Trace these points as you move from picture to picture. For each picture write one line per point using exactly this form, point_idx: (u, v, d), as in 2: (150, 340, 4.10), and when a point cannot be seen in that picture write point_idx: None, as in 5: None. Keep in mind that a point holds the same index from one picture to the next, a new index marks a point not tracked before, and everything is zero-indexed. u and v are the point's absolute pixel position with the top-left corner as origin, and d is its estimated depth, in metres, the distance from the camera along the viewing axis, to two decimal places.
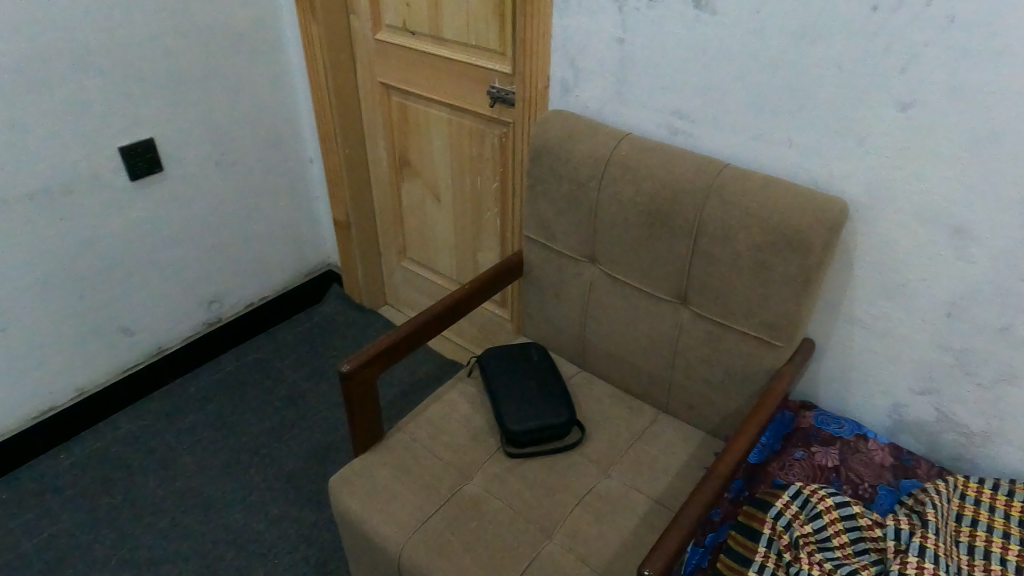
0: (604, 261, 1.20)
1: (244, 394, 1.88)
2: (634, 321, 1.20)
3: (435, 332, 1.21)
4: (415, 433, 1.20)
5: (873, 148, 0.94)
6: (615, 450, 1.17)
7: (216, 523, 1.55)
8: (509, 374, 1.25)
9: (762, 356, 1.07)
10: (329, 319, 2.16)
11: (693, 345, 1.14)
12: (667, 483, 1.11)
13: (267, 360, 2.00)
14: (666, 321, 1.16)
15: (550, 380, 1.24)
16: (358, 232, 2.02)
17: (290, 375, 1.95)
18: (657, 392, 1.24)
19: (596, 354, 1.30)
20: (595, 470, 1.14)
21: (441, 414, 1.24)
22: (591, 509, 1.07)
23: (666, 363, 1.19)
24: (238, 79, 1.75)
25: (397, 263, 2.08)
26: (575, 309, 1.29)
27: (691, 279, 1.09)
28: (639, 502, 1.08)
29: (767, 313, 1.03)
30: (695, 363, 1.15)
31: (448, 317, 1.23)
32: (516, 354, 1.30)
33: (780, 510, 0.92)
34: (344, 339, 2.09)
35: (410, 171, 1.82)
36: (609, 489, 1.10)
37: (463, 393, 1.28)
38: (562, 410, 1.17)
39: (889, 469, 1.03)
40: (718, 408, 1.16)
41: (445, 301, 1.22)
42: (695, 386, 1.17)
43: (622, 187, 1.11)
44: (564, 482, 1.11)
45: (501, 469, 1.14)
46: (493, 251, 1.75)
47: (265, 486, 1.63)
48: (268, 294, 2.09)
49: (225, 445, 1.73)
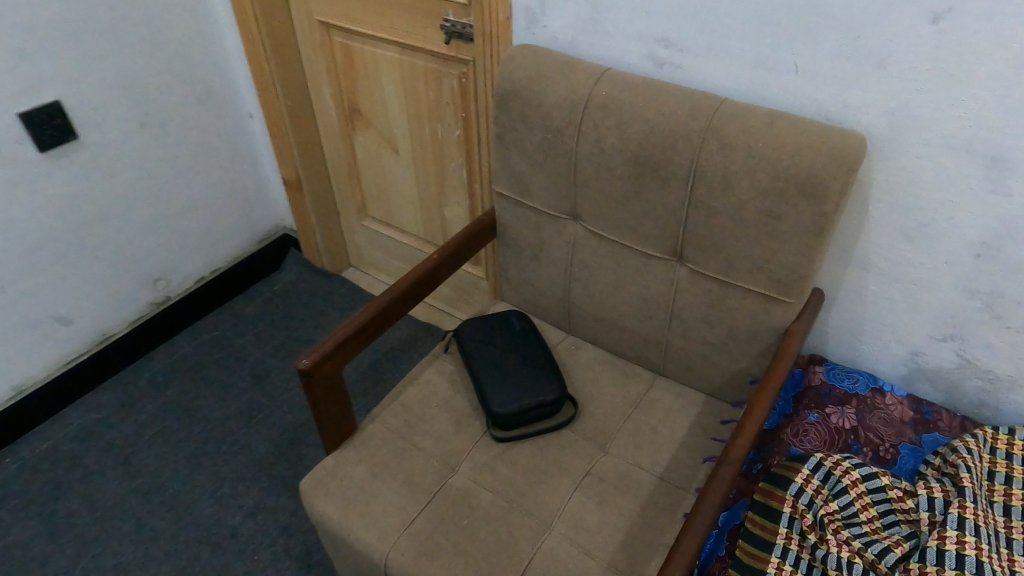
0: (587, 217, 1.06)
1: (204, 377, 1.75)
2: (625, 282, 1.08)
3: (403, 311, 1.08)
4: (391, 422, 1.09)
5: (896, 72, 0.81)
6: (613, 423, 1.07)
7: (187, 520, 1.44)
8: (490, 349, 1.13)
9: (769, 314, 0.96)
10: (289, 287, 2.01)
11: (691, 305, 1.03)
12: (671, 457, 1.02)
13: (227, 338, 1.85)
14: (660, 280, 1.04)
15: (536, 352, 1.12)
16: (312, 192, 1.84)
17: (253, 353, 1.81)
18: (653, 355, 1.13)
19: (583, 317, 1.19)
20: (593, 447, 1.04)
21: (419, 397, 1.12)
22: (592, 492, 0.98)
23: (662, 325, 1.09)
24: (153, 26, 1.52)
25: (358, 222, 1.92)
26: (558, 270, 1.16)
27: (688, 234, 0.97)
28: (642, 481, 0.99)
29: (775, 268, 0.92)
30: (695, 323, 1.05)
31: (417, 294, 1.09)
32: (496, 324, 1.17)
33: (802, 487, 0.84)
34: (308, 308, 1.94)
35: (362, 121, 1.64)
36: (610, 469, 1.01)
37: (441, 372, 1.16)
38: (552, 387, 1.06)
39: (909, 424, 0.96)
40: (721, 370, 1.07)
41: (412, 276, 1.08)
42: (695, 348, 1.07)
43: (605, 133, 0.96)
44: (561, 465, 1.02)
45: (490, 455, 1.04)
46: (461, 205, 1.60)
47: (238, 476, 1.52)
48: (219, 267, 1.92)
49: (189, 435, 1.61)
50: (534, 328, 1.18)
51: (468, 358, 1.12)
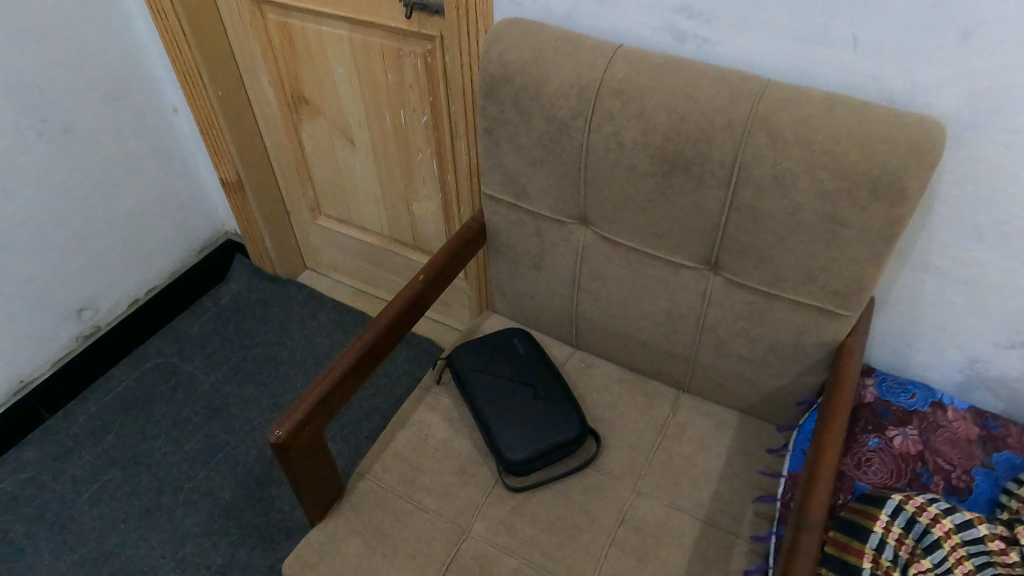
0: (600, 223, 0.90)
1: (151, 414, 1.54)
2: (646, 294, 0.93)
3: (388, 349, 0.90)
4: (384, 478, 0.92)
5: (984, 43, 0.67)
6: (642, 456, 0.94)
7: None
8: (492, 380, 0.97)
9: (820, 327, 0.83)
10: (239, 299, 1.79)
11: (725, 319, 0.89)
12: (712, 493, 0.89)
13: (173, 364, 1.64)
14: (689, 292, 0.90)
15: (546, 380, 0.97)
16: (255, 192, 1.62)
17: (204, 380, 1.60)
18: (677, 372, 1.00)
19: (593, 332, 1.03)
20: (624, 489, 0.90)
21: (414, 444, 0.96)
22: (631, 548, 0.85)
23: (690, 339, 0.95)
24: (43, 12, 1.25)
25: (311, 221, 1.70)
26: (563, 281, 1.00)
27: (725, 240, 0.82)
28: (686, 527, 0.86)
29: (830, 277, 0.78)
30: (730, 338, 0.91)
31: (402, 326, 0.92)
32: (496, 348, 1.01)
33: (882, 538, 0.73)
34: (263, 322, 1.73)
35: (308, 109, 1.41)
36: (646, 516, 0.87)
37: (435, 410, 1.00)
38: (570, 423, 0.92)
39: (977, 443, 0.85)
40: (758, 387, 0.94)
41: (395, 307, 0.91)
42: (729, 364, 0.94)
43: (624, 126, 0.80)
44: (590, 515, 0.88)
45: (505, 508, 0.88)
46: (432, 201, 1.41)
47: (202, 530, 1.33)
48: (156, 285, 1.69)
49: (139, 484, 1.41)
50: (540, 348, 1.02)
51: (468, 393, 0.96)
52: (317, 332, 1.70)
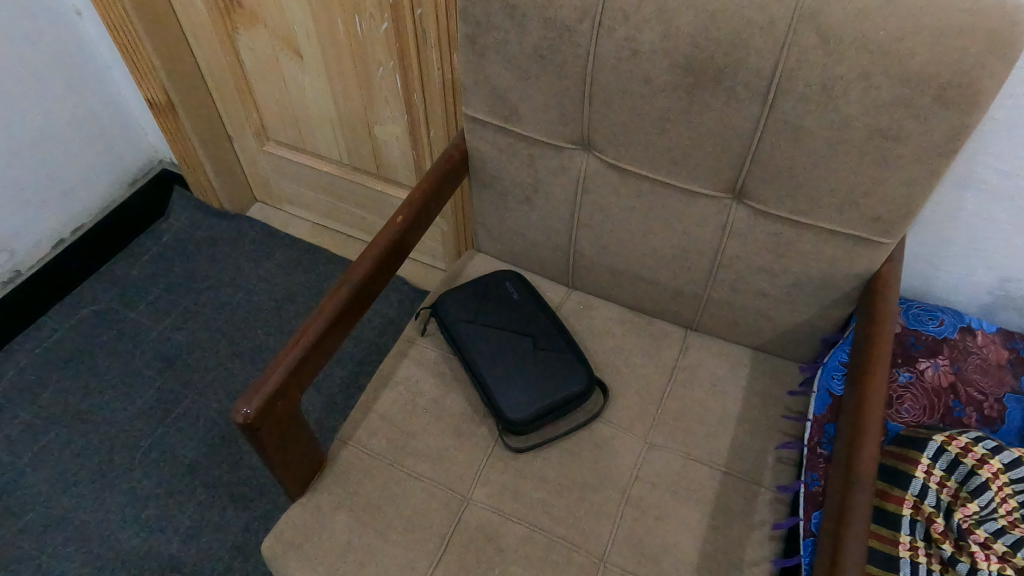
0: (605, 146, 0.78)
1: (94, 368, 1.39)
2: (656, 227, 0.83)
3: (368, 303, 0.78)
4: (370, 444, 0.83)
5: None
6: (651, 404, 0.86)
7: (108, 558, 1.15)
8: (487, 331, 0.88)
9: (854, 259, 0.75)
10: (183, 237, 1.61)
11: (746, 253, 0.80)
12: (729, 440, 0.83)
13: (113, 313, 1.48)
14: (706, 224, 0.79)
15: (547, 329, 0.88)
16: (189, 115, 1.41)
17: (152, 329, 1.45)
18: (686, 310, 0.91)
19: (592, 269, 0.93)
20: (634, 440, 0.83)
21: (400, 404, 0.86)
22: (647, 504, 0.78)
23: (704, 276, 0.85)
24: None
25: (258, 148, 1.52)
26: (559, 214, 0.89)
27: (754, 164, 0.71)
28: (703, 478, 0.80)
29: (874, 204, 0.68)
30: (749, 274, 0.82)
31: (381, 276, 0.80)
32: (487, 295, 0.91)
33: (925, 483, 0.66)
34: (213, 262, 1.57)
35: (243, 15, 1.21)
36: (661, 469, 0.81)
37: (422, 365, 0.90)
38: (576, 375, 0.84)
39: (1007, 369, 0.80)
40: (776, 324, 0.86)
41: (373, 254, 0.78)
42: (745, 302, 0.85)
43: (641, 25, 0.66)
44: (601, 473, 0.80)
45: (508, 470, 0.81)
46: (396, 122, 1.25)
47: (164, 492, 1.23)
48: (83, 224, 1.50)
49: (88, 445, 1.28)
50: (536, 294, 0.93)
51: (460, 347, 0.87)
52: (274, 271, 1.56)
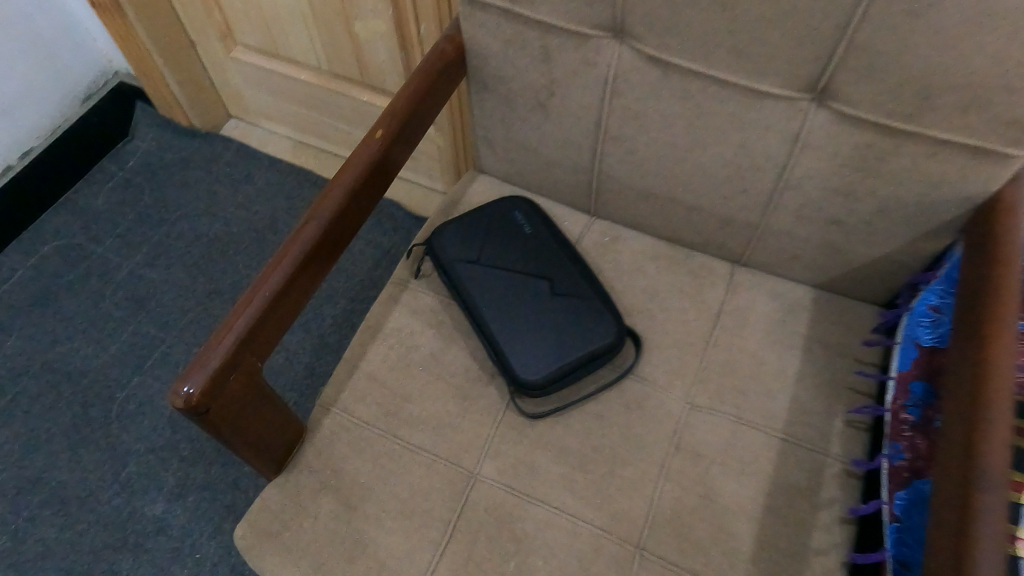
0: (646, 33, 0.59)
1: (61, 311, 1.25)
2: (704, 140, 0.65)
3: (342, 244, 0.63)
4: (359, 412, 0.70)
5: None
6: (692, 357, 0.72)
7: (88, 521, 1.06)
8: (493, 274, 0.72)
9: (968, 181, 0.57)
10: (150, 161, 1.43)
11: (821, 172, 0.63)
12: (788, 399, 0.69)
13: (78, 248, 1.32)
14: (772, 135, 0.62)
15: (566, 269, 0.73)
16: (140, 16, 1.20)
17: (122, 266, 1.31)
18: (733, 241, 0.75)
19: (619, 193, 0.77)
20: (673, 402, 0.69)
21: (392, 361, 0.72)
22: (690, 481, 0.65)
23: (762, 200, 0.69)
24: None
25: (225, 53, 1.31)
26: (581, 125, 0.71)
27: (850, 50, 0.53)
28: (757, 447, 0.67)
29: (1013, 105, 0.50)
30: (822, 199, 0.65)
31: (359, 209, 0.63)
32: (493, 229, 0.76)
33: None
34: (186, 188, 1.40)
35: None
36: (707, 437, 0.67)
37: (417, 314, 0.75)
38: (603, 326, 0.69)
39: None
40: (846, 260, 0.70)
41: (346, 182, 0.61)
42: (810, 233, 0.69)
43: None
44: (634, 442, 0.67)
45: (521, 440, 0.67)
46: (380, 17, 1.04)
47: (145, 447, 1.12)
48: (31, 148, 1.32)
49: (59, 398, 1.16)
50: (552, 225, 0.77)
51: (462, 294, 0.72)
52: (254, 198, 1.39)
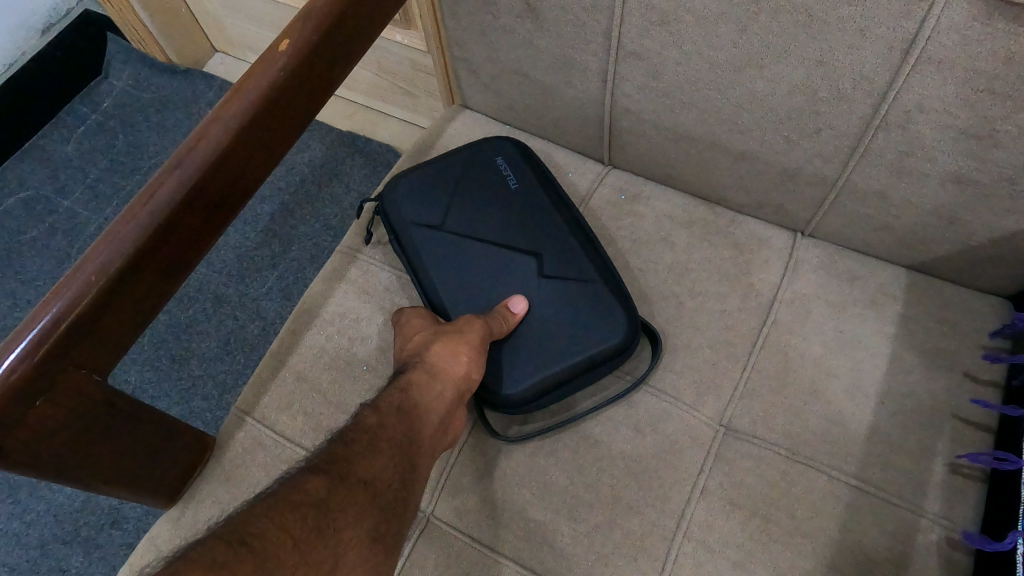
0: None
1: (22, 271, 1.12)
2: (763, 55, 0.44)
3: (234, 201, 0.45)
4: (282, 424, 0.53)
5: None
6: (732, 364, 0.52)
7: (38, 510, 0.94)
8: (463, 243, 0.54)
9: None
10: (126, 102, 1.28)
11: (946, 104, 0.41)
12: (867, 430, 0.49)
13: (44, 200, 1.19)
14: (870, 45, 0.40)
15: (562, 240, 0.53)
16: None
17: (90, 220, 1.17)
18: (797, 204, 0.54)
19: (642, 136, 0.57)
20: (702, 427, 0.50)
21: (331, 356, 0.55)
22: (723, 543, 0.47)
23: (846, 146, 0.47)
24: None
25: None
26: (587, 35, 0.51)
27: None
28: (821, 498, 0.47)
29: None
30: (938, 145, 0.43)
31: (256, 154, 0.45)
32: (467, 181, 0.57)
33: None
34: (163, 132, 1.25)
35: None
36: (749, 481, 0.48)
37: (368, 294, 0.58)
38: (607, 324, 0.50)
39: None
40: (965, 235, 0.49)
41: (231, 116, 0.43)
42: (915, 195, 0.48)
43: None
44: (644, 481, 0.49)
45: (488, 473, 0.50)
46: None
47: None
48: None
49: None
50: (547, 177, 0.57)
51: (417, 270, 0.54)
52: None
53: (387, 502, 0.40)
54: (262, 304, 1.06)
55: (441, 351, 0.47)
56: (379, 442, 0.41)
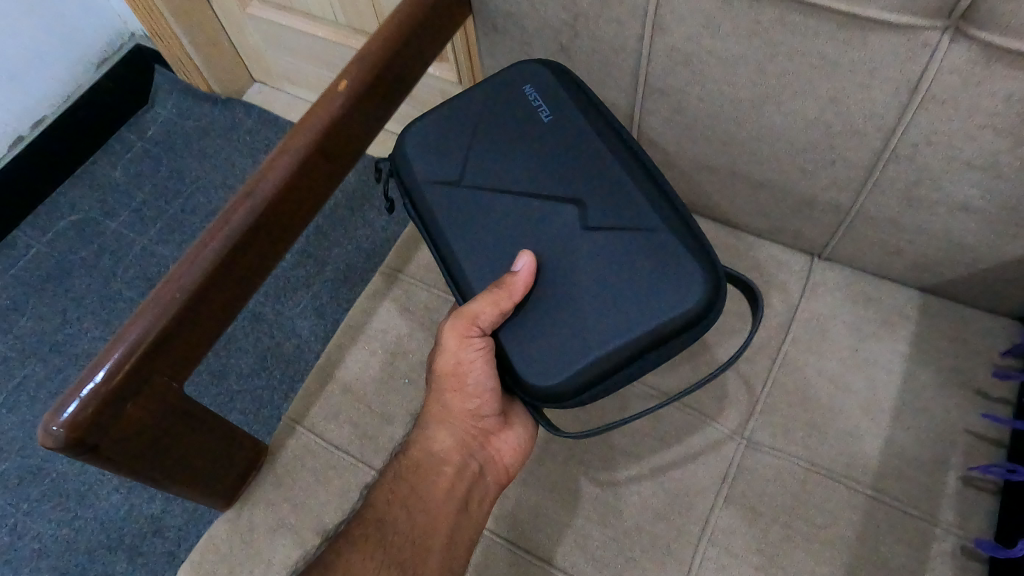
0: None
1: (72, 289, 1.18)
2: (780, 93, 0.48)
3: (298, 225, 0.50)
4: (330, 432, 0.57)
5: None
6: (753, 380, 0.55)
7: (85, 517, 0.98)
8: (490, 204, 0.53)
9: None
10: (169, 130, 1.35)
11: (952, 138, 0.44)
12: (883, 444, 0.52)
13: (93, 222, 1.25)
14: (880, 85, 0.44)
15: (610, 179, 0.51)
16: None
17: (135, 242, 1.23)
18: (814, 229, 0.58)
19: (667, 165, 0.60)
20: (725, 438, 0.53)
21: (375, 369, 0.59)
22: (745, 548, 0.49)
23: (858, 176, 0.51)
24: None
25: (240, 10, 1.19)
26: (616, 73, 0.55)
27: None
28: (839, 508, 0.50)
29: None
30: (945, 176, 0.47)
31: (316, 185, 0.50)
32: (500, 127, 0.55)
33: None
34: (205, 158, 1.31)
35: None
36: (769, 490, 0.51)
37: (409, 311, 0.62)
38: (670, 268, 0.47)
39: None
40: (974, 260, 0.52)
41: (297, 148, 0.48)
42: (924, 222, 0.51)
43: None
44: (669, 489, 0.52)
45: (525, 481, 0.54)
46: None
47: None
48: (43, 117, 1.23)
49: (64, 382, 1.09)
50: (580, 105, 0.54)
51: (441, 247, 0.53)
52: None
53: (392, 572, 0.46)
54: (298, 322, 1.11)
55: (444, 394, 0.52)
56: (373, 519, 0.49)
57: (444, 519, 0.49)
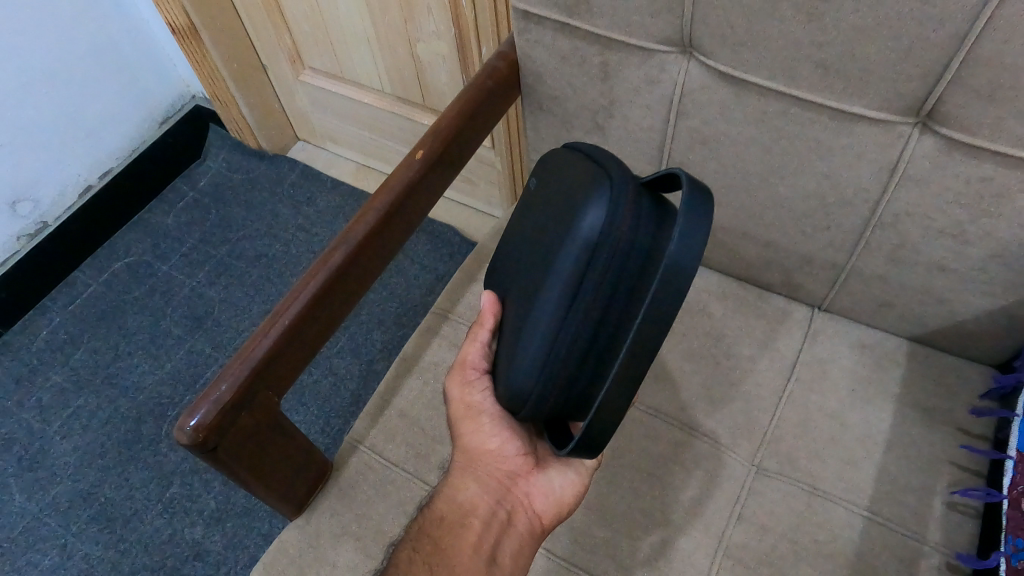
0: (719, 48, 0.53)
1: (124, 326, 1.27)
2: (783, 169, 0.58)
3: (376, 269, 0.59)
4: (388, 451, 0.65)
5: None
6: (763, 414, 0.63)
7: (130, 540, 1.04)
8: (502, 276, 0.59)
9: None
10: (219, 181, 1.46)
11: (928, 210, 0.54)
12: (878, 472, 0.59)
13: (146, 265, 1.35)
14: (865, 165, 0.54)
15: (558, 182, 0.52)
16: (215, 41, 1.22)
17: (184, 283, 1.32)
18: (815, 284, 0.66)
19: None
20: (737, 464, 0.61)
21: (428, 397, 0.67)
22: (757, 559, 0.56)
23: (851, 239, 0.60)
24: None
25: (294, 77, 1.32)
26: (644, 148, 0.65)
27: (967, 64, 0.44)
28: (839, 527, 0.57)
29: None
30: (923, 240, 0.56)
31: (392, 235, 0.59)
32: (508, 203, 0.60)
33: None
34: (251, 207, 1.42)
35: None
36: (778, 510, 0.58)
37: (458, 347, 0.70)
38: (582, 228, 0.44)
39: None
40: (952, 314, 0.60)
41: (381, 205, 0.58)
42: (908, 280, 0.60)
43: None
44: (690, 509, 0.59)
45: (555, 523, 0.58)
46: (442, 41, 1.02)
47: (189, 467, 1.10)
48: (111, 168, 1.35)
49: (114, 412, 1.17)
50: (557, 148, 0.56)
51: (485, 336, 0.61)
52: (314, 220, 1.39)
53: None
54: (335, 361, 1.19)
55: (465, 436, 0.58)
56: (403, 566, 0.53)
57: (471, 571, 0.53)
